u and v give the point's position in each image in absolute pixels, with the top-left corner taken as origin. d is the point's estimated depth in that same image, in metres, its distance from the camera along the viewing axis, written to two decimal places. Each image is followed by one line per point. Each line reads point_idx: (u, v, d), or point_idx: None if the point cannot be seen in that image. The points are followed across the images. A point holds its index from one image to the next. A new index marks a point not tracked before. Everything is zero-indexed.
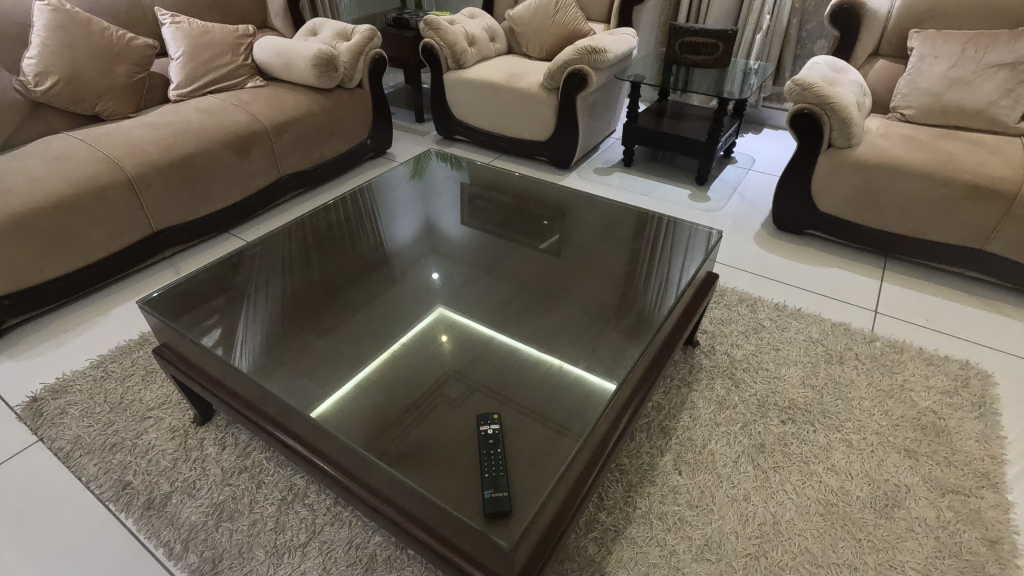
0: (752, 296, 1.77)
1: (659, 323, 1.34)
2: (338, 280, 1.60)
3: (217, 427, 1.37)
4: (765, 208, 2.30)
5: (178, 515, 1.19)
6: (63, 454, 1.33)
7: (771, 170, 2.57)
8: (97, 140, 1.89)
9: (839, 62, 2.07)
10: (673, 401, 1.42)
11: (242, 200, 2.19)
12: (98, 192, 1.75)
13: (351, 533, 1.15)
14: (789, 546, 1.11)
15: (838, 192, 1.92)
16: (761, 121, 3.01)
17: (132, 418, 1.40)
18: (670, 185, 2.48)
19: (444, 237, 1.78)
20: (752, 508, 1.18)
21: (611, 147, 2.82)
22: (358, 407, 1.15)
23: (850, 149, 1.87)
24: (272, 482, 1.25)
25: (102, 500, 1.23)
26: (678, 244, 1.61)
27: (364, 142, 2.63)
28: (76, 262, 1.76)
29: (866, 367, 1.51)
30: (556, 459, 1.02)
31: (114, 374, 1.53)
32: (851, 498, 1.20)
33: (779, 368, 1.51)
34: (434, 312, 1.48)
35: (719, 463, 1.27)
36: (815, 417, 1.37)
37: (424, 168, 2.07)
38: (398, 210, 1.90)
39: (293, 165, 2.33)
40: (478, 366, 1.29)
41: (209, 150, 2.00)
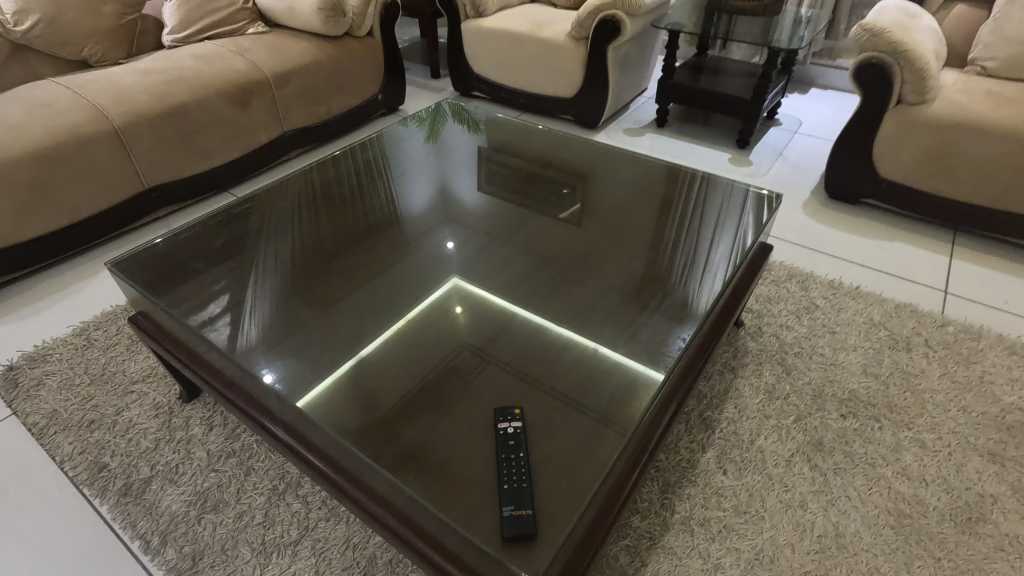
0: (803, 272, 1.58)
1: (701, 309, 1.17)
2: (343, 243, 1.44)
3: (205, 405, 1.24)
4: (814, 175, 2.07)
5: (158, 503, 1.06)
6: (37, 430, 1.20)
7: (820, 133, 2.33)
8: (83, 87, 1.73)
9: (911, 5, 1.80)
10: (715, 388, 1.25)
11: (242, 158, 2.02)
12: (81, 143, 1.59)
13: (348, 531, 1.01)
14: (855, 563, 0.96)
15: (904, 156, 1.70)
16: (808, 80, 2.74)
17: (113, 392, 1.28)
18: (707, 148, 2.26)
19: (461, 199, 1.61)
20: (809, 516, 1.02)
21: (643, 106, 2.59)
22: (359, 395, 1.02)
23: (923, 105, 1.64)
24: (262, 469, 1.11)
25: (76, 484, 1.11)
26: (709, 217, 1.44)
27: (375, 97, 2.43)
28: (59, 220, 1.62)
29: (939, 355, 1.32)
30: (593, 465, 0.88)
31: (96, 343, 1.40)
32: (927, 509, 1.03)
33: (837, 354, 1.33)
34: (448, 282, 1.32)
35: (770, 462, 1.11)
36: (880, 412, 1.20)
37: (439, 127, 1.85)
38: (410, 169, 1.72)
39: (297, 121, 2.15)
40: (498, 345, 1.14)
41: (204, 100, 1.83)
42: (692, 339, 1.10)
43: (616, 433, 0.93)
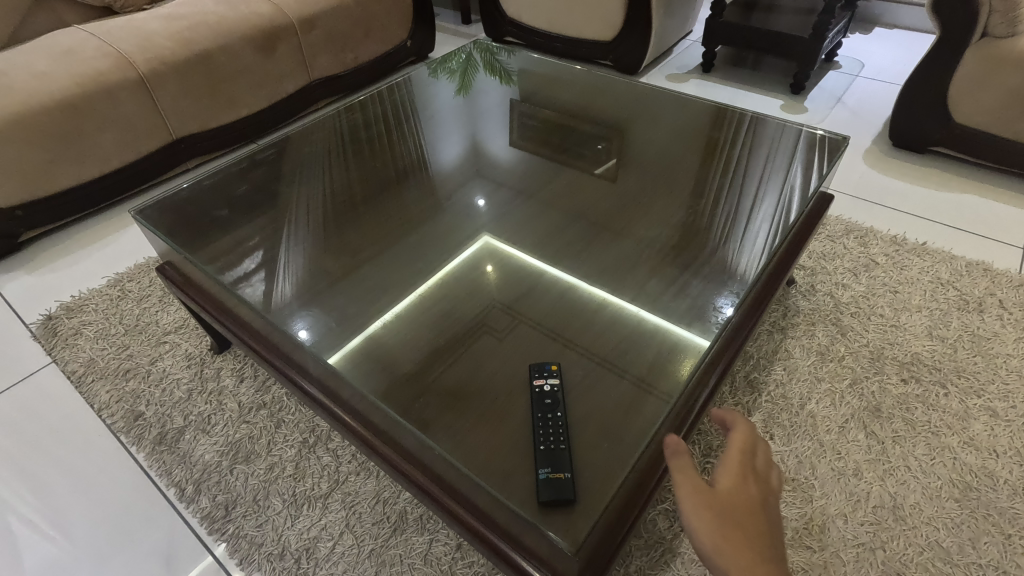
0: (863, 228, 1.45)
1: (750, 270, 1.08)
2: (370, 194, 1.38)
3: (235, 356, 1.23)
4: (876, 121, 1.90)
5: (192, 452, 1.07)
6: (76, 378, 1.22)
7: (884, 77, 2.13)
8: (107, 34, 1.69)
9: None
10: (763, 349, 1.17)
11: (269, 108, 1.97)
12: (108, 91, 1.56)
13: (378, 486, 0.99)
14: (914, 537, 0.89)
15: (986, 98, 1.53)
16: (872, 18, 2.50)
17: (147, 342, 1.28)
18: (757, 95, 2.09)
19: (493, 151, 1.53)
20: (864, 486, 0.95)
21: (688, 50, 2.41)
22: (387, 351, 0.99)
23: (1013, 39, 1.45)
24: (293, 422, 1.10)
25: (114, 431, 1.13)
26: (754, 169, 1.33)
27: (403, 43, 2.33)
28: (91, 170, 1.62)
29: (1015, 318, 1.20)
30: (635, 431, 0.83)
31: (131, 294, 1.40)
32: (996, 483, 0.95)
33: (899, 315, 1.22)
34: (480, 239, 1.25)
35: (821, 428, 1.03)
36: (947, 378, 1.10)
37: (470, 80, 1.74)
38: (440, 118, 1.64)
39: (324, 69, 2.08)
40: (531, 303, 1.09)
41: (229, 46, 1.77)
42: (736, 303, 1.01)
43: (656, 398, 0.87)
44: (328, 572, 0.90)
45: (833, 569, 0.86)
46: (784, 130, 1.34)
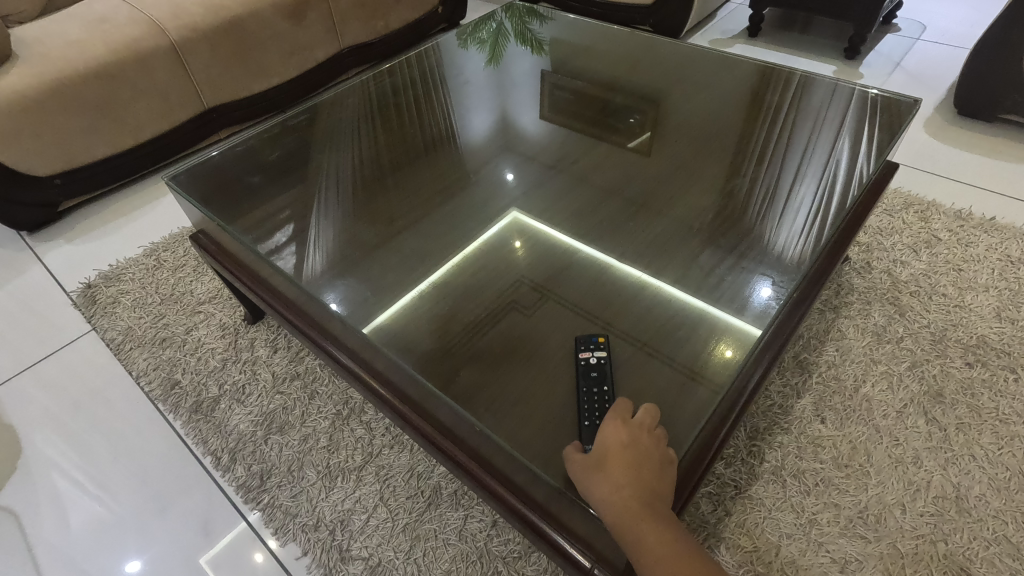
0: (924, 201, 1.36)
1: (804, 250, 1.01)
2: (400, 165, 1.35)
3: (269, 327, 1.22)
4: (940, 88, 1.77)
5: (227, 422, 1.07)
6: (115, 345, 1.23)
7: (950, 39, 1.98)
8: (140, 0, 1.67)
9: None
10: (813, 329, 1.10)
11: (300, 77, 1.95)
12: (141, 59, 1.55)
13: (412, 460, 0.98)
14: (979, 530, 0.83)
15: None
16: None
17: (182, 311, 1.28)
18: (808, 60, 1.97)
19: (524, 123, 1.47)
20: (924, 474, 0.90)
21: (733, 13, 2.28)
22: (417, 326, 0.97)
23: None
24: (326, 394, 1.09)
25: (151, 399, 1.13)
26: (798, 138, 1.26)
27: (434, 9, 2.26)
28: (125, 140, 1.62)
29: None
30: (680, 416, 0.78)
31: (166, 263, 1.40)
32: None
33: (964, 295, 1.14)
34: (509, 214, 1.21)
35: (877, 413, 0.97)
36: (1017, 363, 1.02)
37: (501, 51, 1.66)
38: (470, 89, 1.58)
39: (355, 36, 2.03)
40: (566, 281, 1.04)
41: (260, 12, 1.74)
42: (785, 289, 0.94)
43: (706, 388, 0.82)
44: (362, 545, 0.89)
45: (890, 562, 0.81)
46: (834, 95, 1.26)
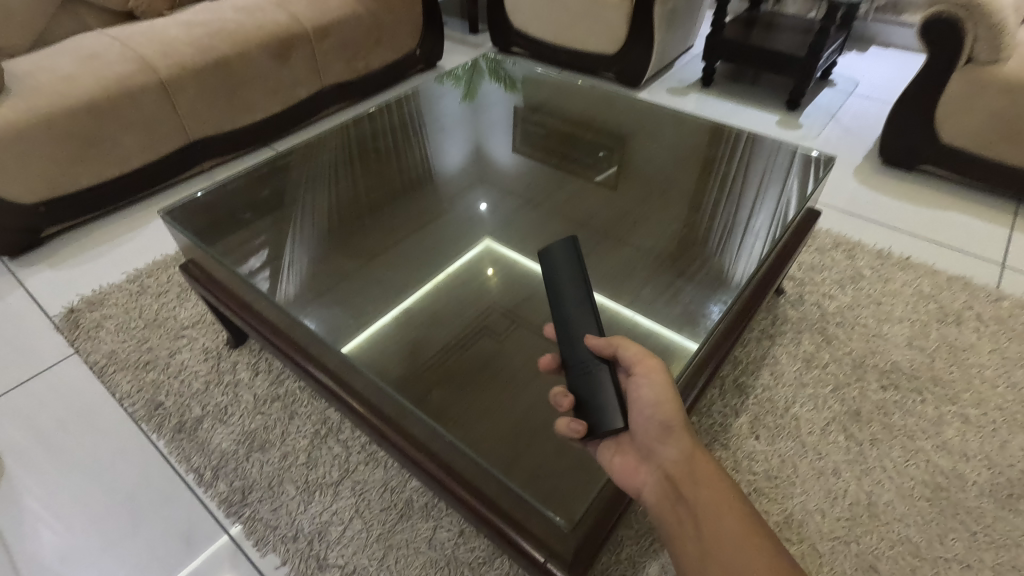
0: (851, 241, 1.52)
1: (742, 276, 1.13)
2: (379, 199, 1.47)
3: (250, 351, 1.29)
4: (869, 139, 1.97)
5: (209, 441, 1.13)
6: (97, 368, 1.28)
7: (878, 95, 2.21)
8: (131, 38, 1.76)
9: None
10: (751, 355, 1.23)
11: (283, 113, 2.04)
12: (130, 95, 1.63)
13: (386, 475, 1.05)
14: (886, 532, 0.95)
15: (970, 120, 1.60)
16: (868, 38, 2.60)
17: (166, 336, 1.34)
18: (755, 110, 2.16)
19: (494, 161, 1.59)
20: (842, 484, 1.02)
21: (689, 64, 2.49)
22: (392, 349, 1.05)
23: (996, 65, 1.53)
24: (305, 414, 1.16)
25: (134, 419, 1.19)
26: (749, 182, 1.38)
27: (413, 52, 2.40)
28: (111, 170, 1.68)
29: (990, 331, 1.27)
30: None
31: (149, 289, 1.46)
32: (966, 484, 1.01)
33: (881, 326, 1.29)
34: (480, 243, 1.33)
35: (804, 430, 1.10)
36: (925, 386, 1.17)
37: (476, 86, 1.77)
38: (446, 125, 1.70)
39: (336, 75, 2.15)
40: (528, 307, 1.15)
41: (247, 53, 1.84)
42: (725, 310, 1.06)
43: None
44: (339, 554, 0.96)
45: (809, 561, 0.93)
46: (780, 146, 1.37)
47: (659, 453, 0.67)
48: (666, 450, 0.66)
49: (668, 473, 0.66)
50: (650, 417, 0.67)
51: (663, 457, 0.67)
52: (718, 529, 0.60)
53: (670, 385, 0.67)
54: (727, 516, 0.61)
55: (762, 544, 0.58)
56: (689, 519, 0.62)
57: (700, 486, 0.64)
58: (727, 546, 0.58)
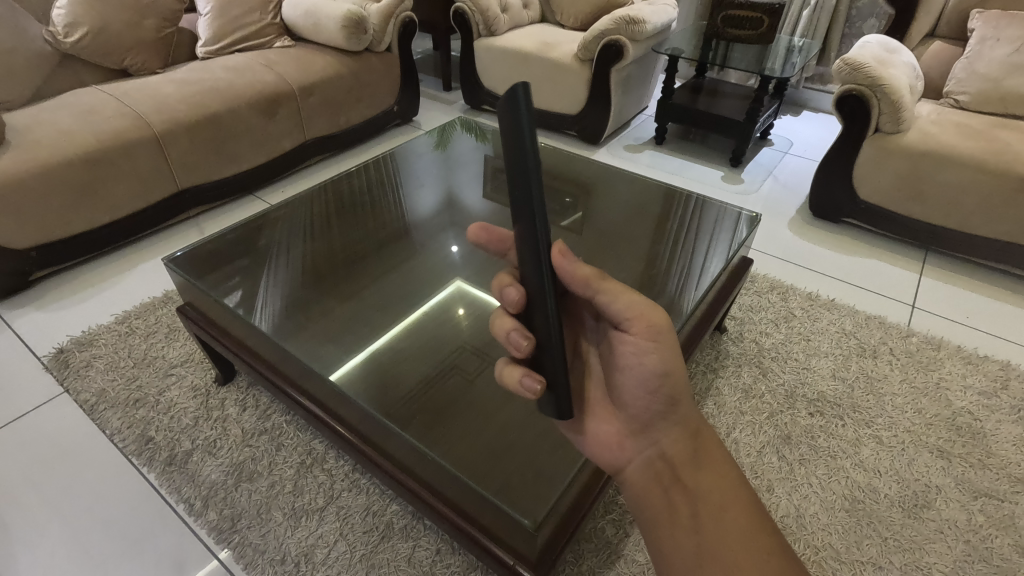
0: (784, 284, 1.72)
1: (687, 306, 1.29)
2: (361, 247, 1.60)
3: (238, 388, 1.38)
4: (802, 194, 2.22)
5: (199, 472, 1.20)
6: (88, 406, 1.34)
7: (809, 154, 2.48)
8: (126, 95, 1.88)
9: (892, 42, 1.97)
10: (696, 387, 1.38)
11: (267, 164, 2.17)
12: (125, 147, 1.74)
13: (368, 500, 1.15)
14: (812, 540, 1.09)
15: (882, 180, 1.85)
16: (801, 103, 2.93)
17: (155, 374, 1.41)
18: (702, 166, 2.40)
19: (466, 210, 1.73)
20: (775, 499, 1.16)
21: (644, 123, 2.74)
22: (374, 383, 1.15)
23: (899, 134, 1.79)
24: (291, 445, 1.25)
25: (125, 454, 1.25)
26: (702, 230, 1.54)
27: (391, 108, 2.58)
28: (102, 217, 1.77)
29: (901, 363, 1.46)
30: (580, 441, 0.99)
31: (138, 330, 1.54)
32: (879, 496, 1.16)
33: (809, 359, 1.47)
34: (453, 285, 1.46)
35: (743, 452, 1.24)
36: (845, 412, 1.33)
37: (449, 137, 1.94)
38: (422, 178, 1.85)
39: (319, 129, 2.30)
40: (497, 345, 1.27)
41: (237, 109, 1.98)
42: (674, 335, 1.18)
43: None
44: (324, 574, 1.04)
45: None
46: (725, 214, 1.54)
47: (659, 432, 0.71)
48: (671, 432, 0.71)
49: (668, 453, 0.70)
50: (651, 389, 0.71)
51: (663, 436, 0.71)
52: (720, 521, 0.63)
53: (670, 355, 0.70)
54: (731, 506, 0.64)
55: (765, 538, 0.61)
56: (688, 506, 0.65)
57: (700, 471, 0.67)
58: (728, 533, 0.61)
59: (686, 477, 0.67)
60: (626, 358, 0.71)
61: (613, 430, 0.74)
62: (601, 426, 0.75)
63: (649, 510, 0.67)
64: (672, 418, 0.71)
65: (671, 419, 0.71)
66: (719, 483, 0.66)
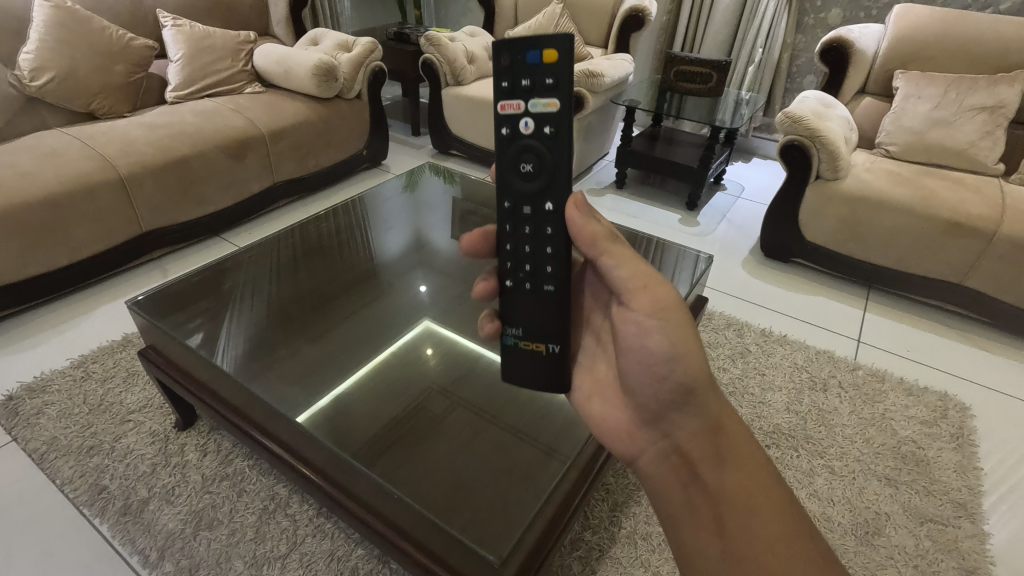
0: (739, 321, 1.80)
1: None
2: (328, 288, 1.61)
3: (199, 433, 1.35)
4: (754, 235, 2.34)
5: (156, 521, 1.16)
6: (37, 456, 1.29)
7: (759, 198, 2.63)
8: (92, 138, 1.88)
9: (828, 97, 2.15)
10: None
11: (234, 206, 2.18)
12: (90, 190, 1.73)
13: (333, 545, 1.13)
14: None
15: (825, 222, 1.97)
16: (751, 150, 3.14)
17: (111, 420, 1.37)
18: (660, 209, 2.52)
19: (434, 250, 1.77)
20: None
21: (605, 168, 2.87)
22: (340, 423, 1.15)
23: (837, 181, 1.93)
24: (254, 491, 1.22)
25: (76, 505, 1.20)
26: (665, 266, 1.60)
27: (360, 151, 2.63)
28: (61, 259, 1.74)
29: (849, 395, 1.54)
30: (543, 479, 1.03)
31: (94, 375, 1.50)
32: (833, 525, 1.21)
33: (764, 394, 1.53)
34: (420, 325, 1.48)
35: None
36: (799, 443, 1.39)
37: (417, 180, 2.00)
38: (390, 220, 1.88)
39: (288, 172, 2.33)
40: (463, 385, 1.28)
41: (205, 153, 2.00)
42: None
43: (557, 461, 1.05)
44: None
45: None
46: (684, 255, 1.61)
47: (672, 422, 0.68)
48: (688, 422, 0.66)
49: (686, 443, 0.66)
50: (660, 373, 0.67)
51: (678, 426, 0.67)
52: (750, 521, 0.57)
53: (679, 334, 0.67)
54: (762, 509, 0.58)
55: (802, 543, 0.55)
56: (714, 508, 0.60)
57: (729, 467, 0.62)
58: (759, 535, 0.56)
59: (707, 473, 0.63)
60: (628, 335, 0.70)
61: (624, 421, 0.74)
62: (612, 415, 0.76)
63: (669, 509, 0.64)
64: (689, 407, 0.66)
65: (690, 408, 0.66)
66: (748, 480, 0.60)
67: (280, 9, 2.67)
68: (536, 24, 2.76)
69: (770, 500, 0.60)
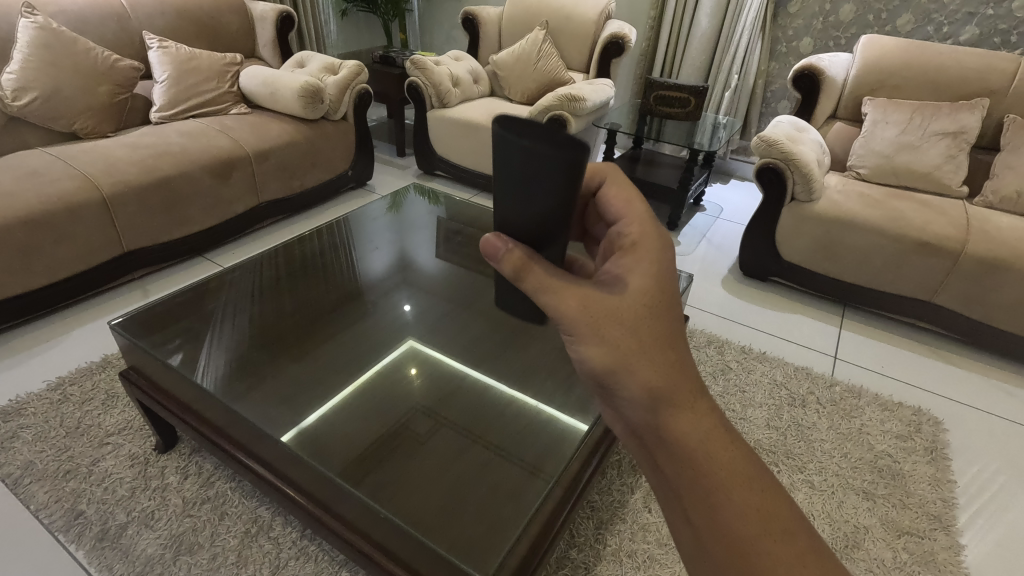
0: (720, 339, 1.84)
1: None
2: (312, 308, 1.61)
3: (180, 455, 1.33)
4: (733, 255, 2.40)
5: (134, 547, 1.14)
6: (11, 481, 1.26)
7: (738, 219, 2.70)
8: (75, 158, 1.88)
9: (801, 122, 2.23)
10: None
11: (218, 226, 2.17)
12: (72, 209, 1.72)
13: (316, 569, 1.12)
14: None
15: (801, 242, 2.03)
16: (729, 172, 3.23)
17: (89, 443, 1.35)
18: None
19: (419, 270, 1.78)
20: None
21: None
22: (323, 444, 1.15)
23: (811, 203, 2.00)
24: (235, 513, 1.21)
25: (52, 531, 1.17)
26: None
27: (344, 172, 2.65)
28: (40, 279, 1.71)
29: (827, 411, 1.57)
30: (527, 497, 1.04)
31: (71, 398, 1.47)
32: None
33: (745, 410, 1.55)
34: (405, 344, 1.49)
35: None
36: (780, 458, 1.42)
37: (402, 200, 2.02)
38: (375, 240, 1.89)
39: (273, 192, 2.34)
40: (448, 405, 1.29)
41: (190, 173, 2.00)
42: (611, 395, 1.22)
43: (541, 480, 1.07)
44: None
45: None
46: None
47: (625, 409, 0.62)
48: (630, 410, 0.58)
49: (636, 431, 0.59)
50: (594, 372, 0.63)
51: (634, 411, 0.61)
52: (712, 525, 0.51)
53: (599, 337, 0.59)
54: (725, 507, 0.51)
55: (765, 549, 0.48)
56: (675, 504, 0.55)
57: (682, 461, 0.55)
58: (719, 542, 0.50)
59: (662, 465, 0.56)
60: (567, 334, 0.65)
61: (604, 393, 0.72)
62: None
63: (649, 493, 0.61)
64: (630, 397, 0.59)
65: (624, 400, 0.58)
66: (705, 476, 0.53)
67: (267, 32, 2.70)
68: (520, 49, 2.83)
69: (732, 486, 0.52)
